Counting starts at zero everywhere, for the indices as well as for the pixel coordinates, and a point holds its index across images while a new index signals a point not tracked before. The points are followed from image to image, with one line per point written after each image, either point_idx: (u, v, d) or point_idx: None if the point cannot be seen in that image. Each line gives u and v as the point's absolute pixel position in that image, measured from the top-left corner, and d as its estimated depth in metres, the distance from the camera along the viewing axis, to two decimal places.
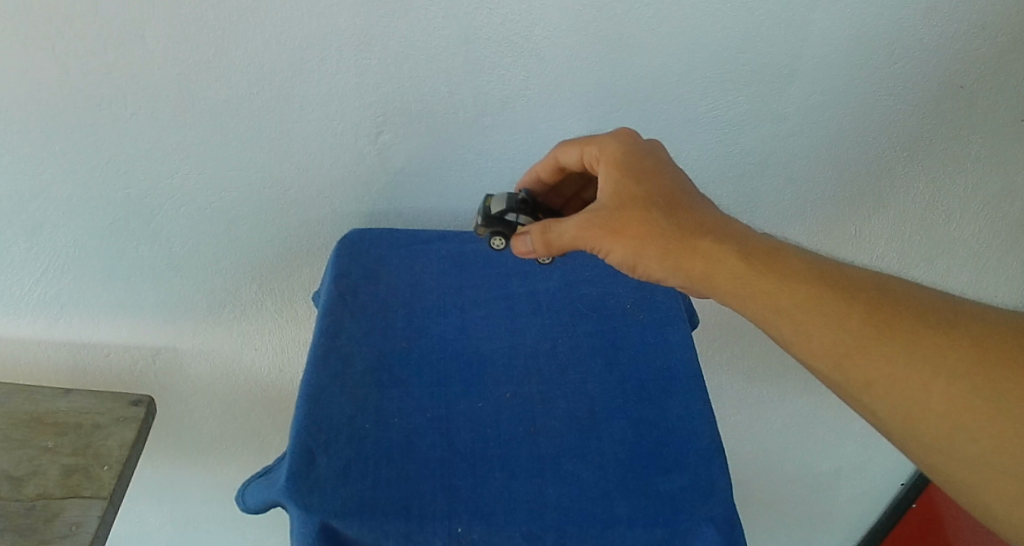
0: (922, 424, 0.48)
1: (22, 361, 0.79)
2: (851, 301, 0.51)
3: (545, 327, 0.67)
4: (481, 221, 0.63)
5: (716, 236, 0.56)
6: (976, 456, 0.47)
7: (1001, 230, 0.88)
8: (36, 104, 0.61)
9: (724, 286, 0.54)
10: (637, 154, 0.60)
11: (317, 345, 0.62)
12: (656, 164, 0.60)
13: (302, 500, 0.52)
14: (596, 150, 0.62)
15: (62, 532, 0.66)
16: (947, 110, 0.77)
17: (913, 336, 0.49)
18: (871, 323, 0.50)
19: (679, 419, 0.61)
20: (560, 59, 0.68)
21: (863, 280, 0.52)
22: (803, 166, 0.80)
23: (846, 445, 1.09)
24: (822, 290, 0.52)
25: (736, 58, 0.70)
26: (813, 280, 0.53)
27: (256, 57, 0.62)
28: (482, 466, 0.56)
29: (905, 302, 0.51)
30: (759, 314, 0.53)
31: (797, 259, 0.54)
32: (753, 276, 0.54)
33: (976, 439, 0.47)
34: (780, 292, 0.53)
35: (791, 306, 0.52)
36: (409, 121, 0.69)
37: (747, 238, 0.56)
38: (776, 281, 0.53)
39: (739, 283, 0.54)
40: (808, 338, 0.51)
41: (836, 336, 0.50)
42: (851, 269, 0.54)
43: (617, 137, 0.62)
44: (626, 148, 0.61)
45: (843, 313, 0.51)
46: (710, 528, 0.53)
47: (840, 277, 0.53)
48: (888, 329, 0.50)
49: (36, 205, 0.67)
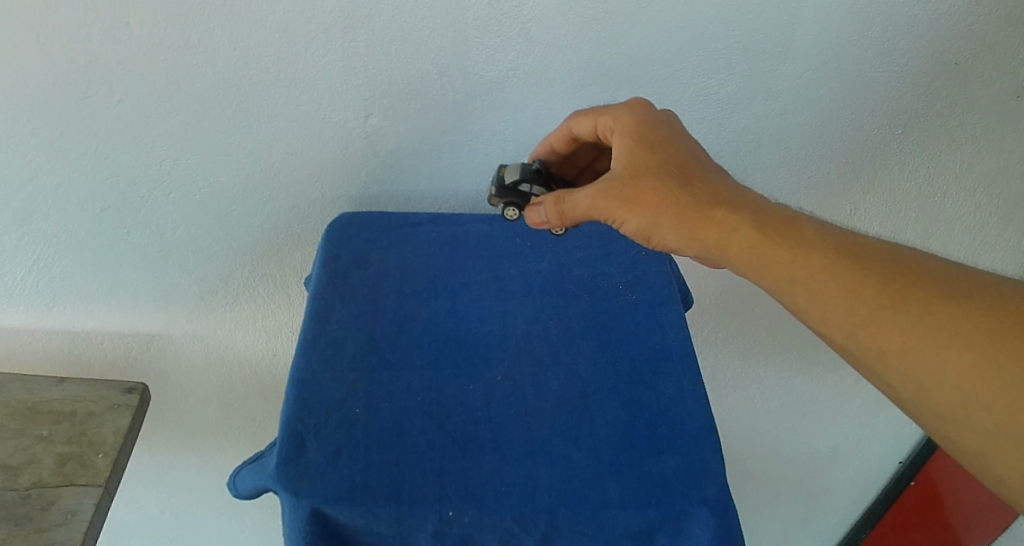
0: (934, 395, 0.47)
1: (16, 351, 0.79)
2: (866, 270, 0.50)
3: (536, 309, 0.67)
4: (495, 192, 0.64)
5: (730, 205, 0.55)
6: (989, 426, 0.45)
7: (998, 207, 0.87)
8: (23, 93, 0.61)
9: (737, 255, 0.54)
10: (651, 125, 0.60)
11: (307, 330, 0.62)
12: (670, 135, 0.59)
13: (292, 485, 0.52)
14: (609, 120, 0.61)
15: (57, 520, 0.66)
16: (944, 85, 0.76)
17: (928, 304, 0.48)
18: (885, 292, 0.49)
19: (672, 400, 0.60)
20: (551, 37, 0.67)
21: (879, 250, 0.52)
22: (798, 143, 0.79)
23: (843, 422, 1.09)
24: (837, 258, 0.51)
25: (728, 36, 0.69)
26: (827, 249, 0.52)
27: (241, 41, 0.62)
28: (473, 450, 0.56)
29: (920, 272, 0.50)
30: (773, 284, 0.53)
31: (812, 230, 0.53)
32: (768, 246, 0.53)
33: (989, 409, 0.45)
34: (795, 261, 0.52)
35: (806, 274, 0.51)
36: (397, 104, 0.69)
37: (763, 208, 0.55)
38: (791, 250, 0.52)
39: (753, 251, 0.53)
40: (822, 306, 0.51)
41: (851, 306, 0.50)
42: (869, 240, 0.53)
43: (630, 108, 0.61)
44: (640, 118, 0.60)
45: (859, 283, 0.50)
46: (703, 509, 0.53)
47: (856, 246, 0.52)
48: (903, 299, 0.49)
49: (25, 194, 0.67)
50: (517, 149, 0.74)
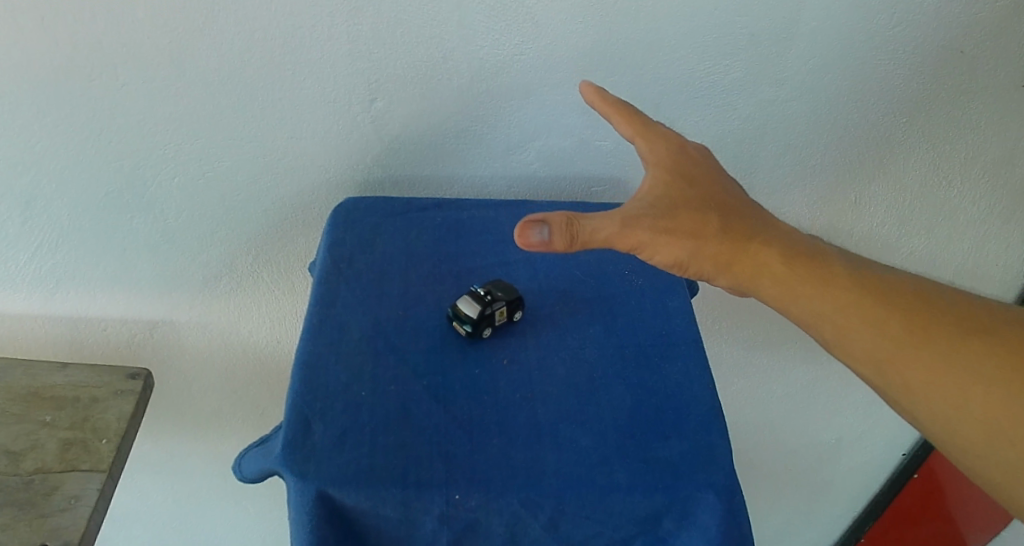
0: (959, 429, 0.49)
1: (19, 337, 0.79)
2: (890, 308, 0.52)
3: (542, 295, 0.66)
4: (459, 326, 0.61)
5: (763, 240, 0.55)
6: (1014, 461, 0.47)
7: (1003, 197, 0.87)
8: (27, 76, 0.61)
9: (769, 289, 0.54)
10: (686, 157, 0.58)
11: (312, 314, 0.62)
12: (706, 172, 0.58)
13: (299, 468, 0.52)
14: (646, 148, 0.58)
15: (60, 505, 0.66)
16: (950, 73, 0.75)
17: (950, 341, 0.51)
18: (908, 329, 0.52)
19: (679, 385, 0.60)
20: (556, 23, 0.66)
21: (903, 286, 0.54)
22: (804, 131, 0.78)
23: (846, 413, 1.09)
24: (862, 295, 0.53)
25: (734, 21, 0.69)
26: (854, 285, 0.54)
27: (244, 25, 0.61)
28: (479, 433, 0.55)
29: (941, 307, 0.53)
30: (799, 318, 0.54)
31: (840, 264, 0.55)
32: (796, 280, 0.54)
33: (1015, 444, 0.48)
34: (822, 296, 0.53)
35: (831, 311, 0.53)
36: (401, 89, 0.68)
37: (793, 243, 0.56)
38: (819, 286, 0.54)
39: (783, 286, 0.54)
40: (847, 341, 0.53)
41: (874, 341, 0.52)
42: (888, 274, 0.55)
43: (665, 138, 0.59)
44: (674, 150, 0.58)
45: (880, 319, 0.52)
46: (711, 494, 0.53)
47: (880, 282, 0.54)
48: (925, 335, 0.51)
49: (29, 178, 0.67)
50: (522, 134, 0.74)
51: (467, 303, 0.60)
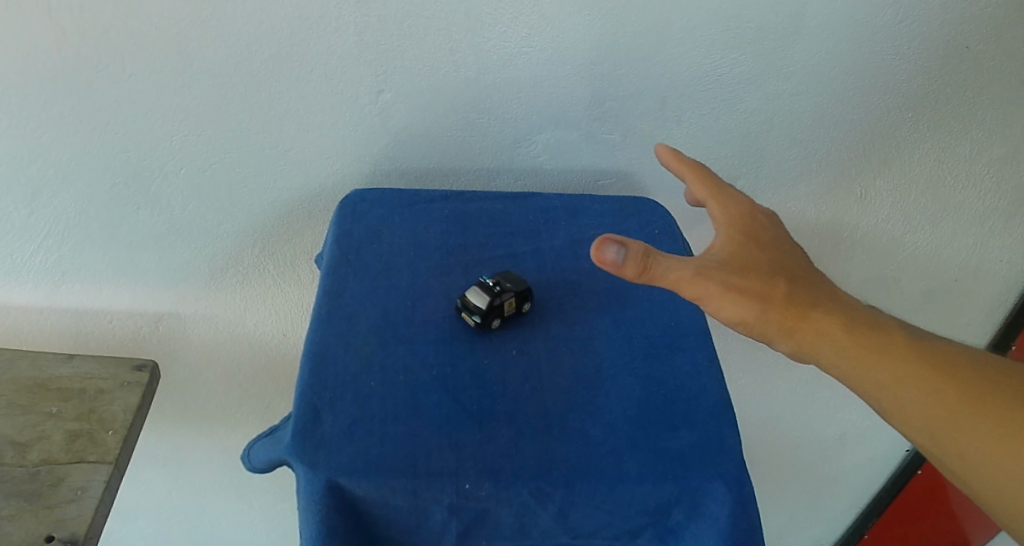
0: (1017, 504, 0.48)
1: (24, 330, 0.79)
2: (953, 378, 0.51)
3: (549, 286, 0.66)
4: (468, 317, 0.61)
5: (826, 305, 0.54)
6: None
7: (1009, 192, 0.87)
8: (34, 67, 0.61)
9: (829, 355, 0.52)
10: (756, 219, 0.58)
11: (320, 304, 0.62)
12: (774, 235, 0.57)
13: (308, 457, 0.52)
14: (717, 208, 0.58)
15: (67, 497, 0.66)
16: (956, 67, 0.75)
17: (1012, 416, 0.49)
18: (970, 400, 0.50)
19: (688, 376, 0.60)
20: (563, 15, 0.66)
21: (965, 355, 0.52)
22: (810, 125, 0.78)
23: (850, 408, 1.09)
24: (924, 364, 0.51)
25: (741, 13, 0.69)
26: (915, 353, 0.52)
27: (251, 16, 0.61)
28: (489, 423, 0.55)
29: (1002, 379, 0.51)
30: (858, 385, 0.52)
31: (902, 332, 0.53)
32: (858, 348, 0.52)
33: None
34: (884, 363, 0.52)
35: (891, 379, 0.51)
36: (408, 80, 0.68)
37: (855, 308, 0.54)
38: (881, 353, 0.52)
39: (844, 353, 0.52)
40: (906, 411, 0.51)
41: (935, 411, 0.50)
42: (950, 345, 0.54)
43: (736, 199, 0.59)
44: (743, 211, 0.58)
45: (941, 389, 0.51)
46: (721, 484, 0.53)
47: (942, 352, 0.52)
48: (986, 407, 0.50)
49: (35, 169, 0.67)
50: (529, 127, 0.74)
51: (475, 295, 0.60)
